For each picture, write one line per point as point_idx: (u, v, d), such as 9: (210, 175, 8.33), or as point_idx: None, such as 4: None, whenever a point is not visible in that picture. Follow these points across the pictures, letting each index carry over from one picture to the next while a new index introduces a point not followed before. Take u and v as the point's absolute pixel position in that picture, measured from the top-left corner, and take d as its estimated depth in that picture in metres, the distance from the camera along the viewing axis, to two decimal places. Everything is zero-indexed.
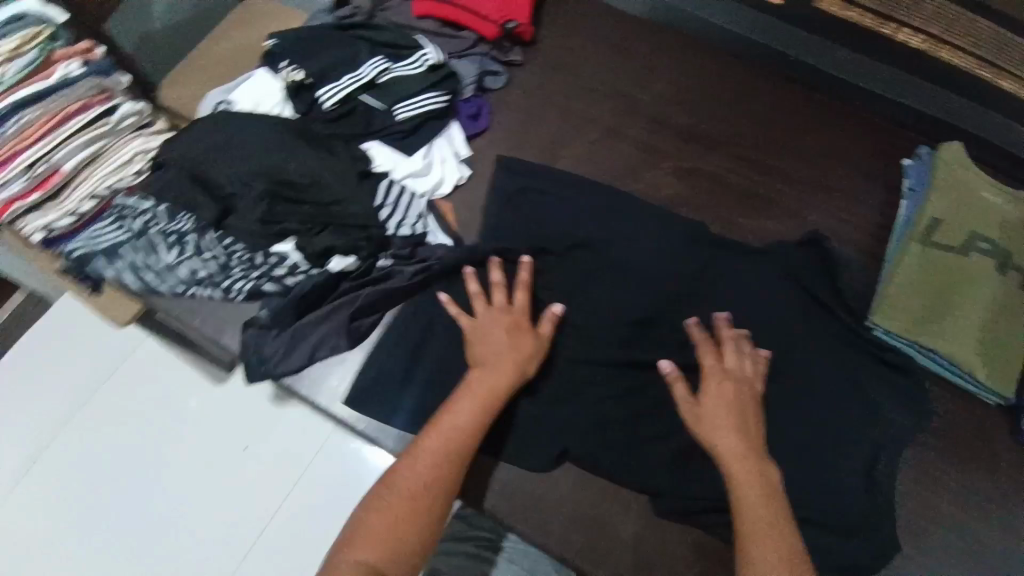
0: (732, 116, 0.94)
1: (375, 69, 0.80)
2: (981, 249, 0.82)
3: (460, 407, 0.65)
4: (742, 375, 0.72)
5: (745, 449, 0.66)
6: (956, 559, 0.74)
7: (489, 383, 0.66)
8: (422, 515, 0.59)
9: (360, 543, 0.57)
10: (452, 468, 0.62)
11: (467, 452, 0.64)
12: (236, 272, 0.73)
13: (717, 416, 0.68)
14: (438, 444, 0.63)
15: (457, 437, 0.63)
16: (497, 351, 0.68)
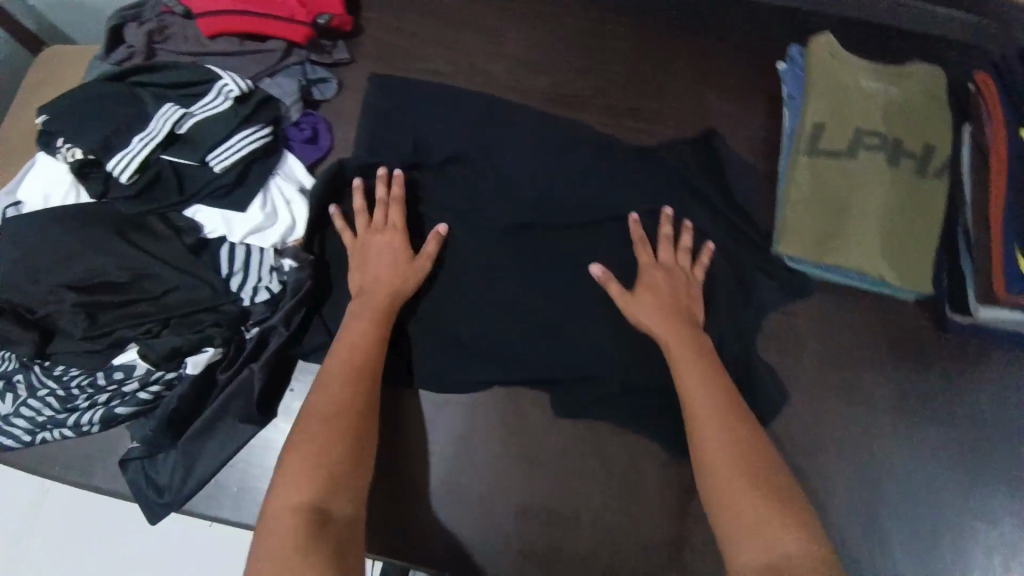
0: (589, 65, 0.86)
1: (167, 120, 0.69)
2: (867, 146, 0.76)
3: (352, 332, 0.65)
4: (674, 266, 0.73)
5: (673, 325, 0.68)
6: (914, 471, 0.71)
7: (377, 304, 0.67)
8: (350, 431, 0.58)
9: (291, 478, 0.53)
10: (365, 390, 0.61)
11: (374, 369, 0.63)
12: (80, 403, 0.64)
13: (654, 306, 0.69)
14: (343, 370, 0.62)
15: (356, 358, 0.63)
16: (380, 268, 0.70)
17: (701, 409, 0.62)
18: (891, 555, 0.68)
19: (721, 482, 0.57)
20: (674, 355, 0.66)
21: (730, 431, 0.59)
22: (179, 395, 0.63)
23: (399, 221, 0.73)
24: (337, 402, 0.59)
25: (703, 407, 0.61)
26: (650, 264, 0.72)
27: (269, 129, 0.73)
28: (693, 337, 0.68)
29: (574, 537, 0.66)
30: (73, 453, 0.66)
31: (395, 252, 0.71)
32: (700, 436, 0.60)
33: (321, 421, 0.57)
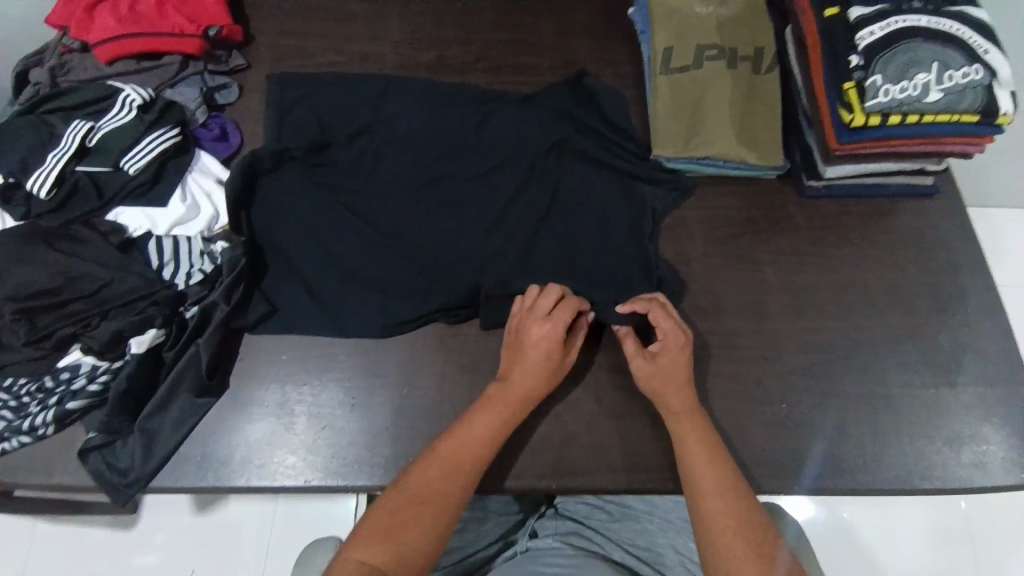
0: (465, 36, 0.96)
1: (76, 134, 0.74)
2: (715, 53, 0.87)
3: (482, 417, 0.66)
4: (680, 335, 0.71)
5: (683, 393, 0.69)
6: (814, 315, 0.80)
7: (520, 383, 0.68)
8: (431, 520, 0.60)
9: (360, 548, 0.58)
10: (472, 472, 0.64)
11: (489, 452, 0.65)
12: (35, 408, 0.67)
13: (671, 377, 0.70)
14: (461, 451, 0.64)
15: (482, 448, 0.65)
16: (535, 359, 0.68)
17: (702, 470, 0.64)
18: (803, 385, 0.76)
19: (709, 532, 0.61)
20: (678, 433, 0.67)
21: (717, 519, 0.61)
22: (128, 376, 0.66)
23: (563, 317, 0.70)
24: (445, 479, 0.62)
25: (701, 471, 0.64)
26: (670, 329, 0.71)
27: (177, 130, 0.78)
28: (691, 405, 0.68)
29: (524, 429, 0.73)
30: (32, 457, 0.68)
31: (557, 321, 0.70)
32: (692, 481, 0.64)
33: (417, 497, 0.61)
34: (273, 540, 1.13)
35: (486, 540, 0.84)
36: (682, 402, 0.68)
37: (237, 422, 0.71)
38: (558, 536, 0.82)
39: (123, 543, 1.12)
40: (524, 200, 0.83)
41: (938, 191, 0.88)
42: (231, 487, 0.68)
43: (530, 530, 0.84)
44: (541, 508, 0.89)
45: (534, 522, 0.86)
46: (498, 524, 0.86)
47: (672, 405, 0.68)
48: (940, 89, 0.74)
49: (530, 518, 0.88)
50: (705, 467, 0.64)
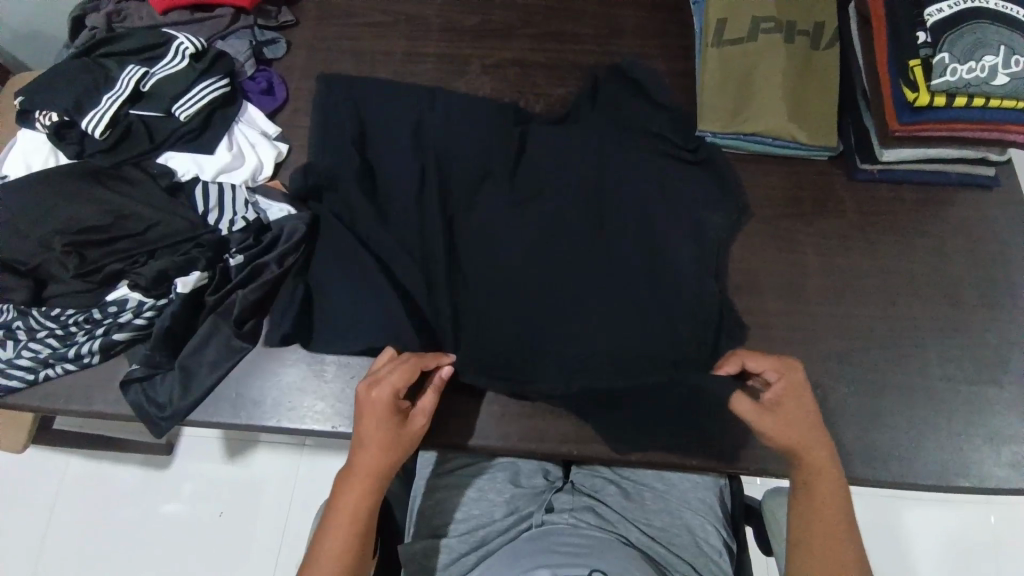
0: (512, 2, 0.95)
1: (132, 78, 0.77)
2: (770, 26, 0.84)
3: (339, 518, 0.63)
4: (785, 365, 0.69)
5: (807, 416, 0.67)
6: (854, 301, 0.77)
7: (371, 471, 0.64)
8: None
9: None
10: (353, 568, 0.62)
11: (365, 544, 0.64)
12: (81, 337, 0.70)
13: (799, 411, 0.67)
14: (336, 543, 0.62)
15: (349, 541, 0.62)
16: (374, 437, 0.64)
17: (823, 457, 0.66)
18: (839, 371, 0.74)
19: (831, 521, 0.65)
20: (799, 422, 0.66)
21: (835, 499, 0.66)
22: (170, 314, 0.68)
23: (395, 380, 0.65)
24: None
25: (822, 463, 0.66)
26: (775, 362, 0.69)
27: (226, 80, 0.80)
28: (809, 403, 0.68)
29: None
30: (76, 384, 0.71)
31: (392, 406, 0.65)
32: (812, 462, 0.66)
33: None
34: (293, 492, 1.17)
35: (500, 509, 0.84)
36: (809, 430, 0.66)
37: (271, 368, 0.72)
38: (576, 515, 0.82)
39: (154, 483, 1.17)
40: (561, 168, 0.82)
41: (999, 182, 0.84)
42: (262, 428, 0.71)
43: (548, 505, 0.83)
44: (558, 482, 0.88)
45: (552, 496, 0.85)
46: (515, 497, 0.85)
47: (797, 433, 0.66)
48: (1007, 73, 0.70)
49: (546, 492, 0.87)
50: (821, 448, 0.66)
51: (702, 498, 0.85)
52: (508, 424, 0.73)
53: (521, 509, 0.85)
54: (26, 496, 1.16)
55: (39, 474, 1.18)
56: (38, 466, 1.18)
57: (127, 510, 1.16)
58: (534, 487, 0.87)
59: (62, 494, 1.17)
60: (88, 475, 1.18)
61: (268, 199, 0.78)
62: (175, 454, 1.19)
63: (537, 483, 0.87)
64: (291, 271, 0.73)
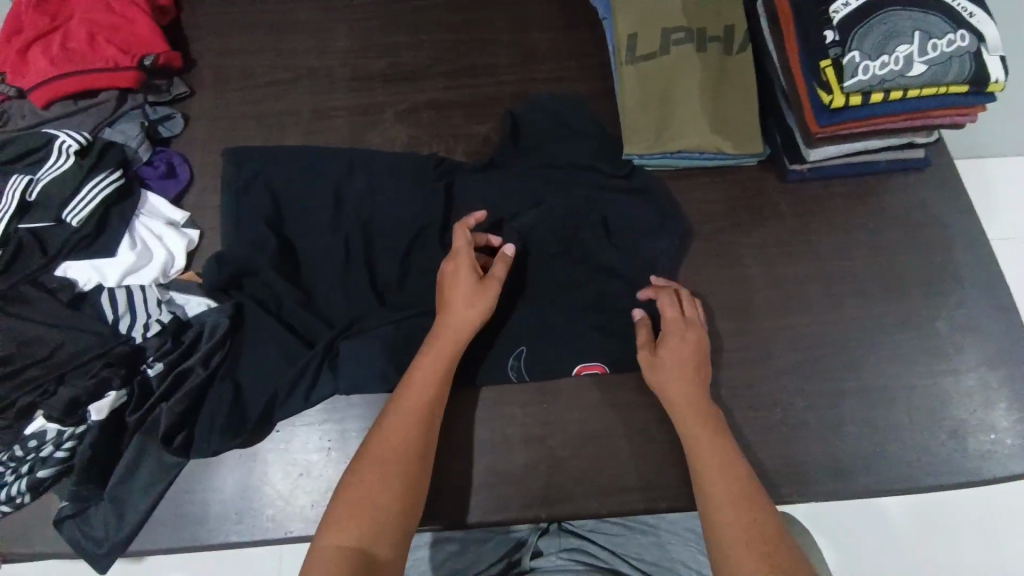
0: (419, 39, 0.91)
1: (16, 189, 0.72)
2: (680, 39, 0.82)
3: (422, 367, 0.64)
4: (682, 323, 0.69)
5: (715, 445, 0.63)
6: (802, 309, 0.76)
7: (458, 328, 0.66)
8: (398, 476, 0.58)
9: (335, 527, 0.55)
10: (432, 414, 0.63)
11: (442, 397, 0.64)
12: (7, 478, 0.65)
13: (676, 370, 0.67)
14: (401, 424, 0.61)
15: (427, 394, 0.63)
16: (459, 293, 0.67)
17: (710, 454, 0.62)
18: (797, 383, 0.73)
19: (713, 520, 0.59)
20: (678, 412, 0.66)
21: (723, 512, 0.59)
22: (88, 445, 0.64)
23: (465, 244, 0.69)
24: (400, 433, 0.60)
25: (708, 462, 0.62)
26: (675, 318, 0.69)
27: (119, 172, 0.75)
28: (696, 397, 0.66)
29: (509, 456, 0.70)
30: (8, 527, 0.67)
31: (468, 281, 0.67)
32: (698, 462, 0.63)
33: (379, 455, 0.59)
34: None
35: (486, 559, 0.81)
36: (690, 409, 0.65)
37: (214, 478, 0.68)
38: (564, 555, 0.80)
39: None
40: (491, 212, 0.79)
41: (929, 163, 0.84)
42: (209, 546, 0.66)
43: (535, 549, 0.81)
44: (543, 524, 0.86)
45: (537, 539, 0.83)
46: (500, 544, 0.83)
47: (714, 476, 0.61)
48: (922, 61, 0.69)
49: (531, 534, 0.84)
50: (705, 448, 0.63)
51: (691, 527, 0.84)
52: (473, 495, 0.69)
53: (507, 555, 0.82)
54: None
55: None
56: None
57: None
58: (518, 531, 0.85)
59: None
60: None
61: (181, 292, 0.73)
62: None
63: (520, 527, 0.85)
64: (218, 373, 0.69)
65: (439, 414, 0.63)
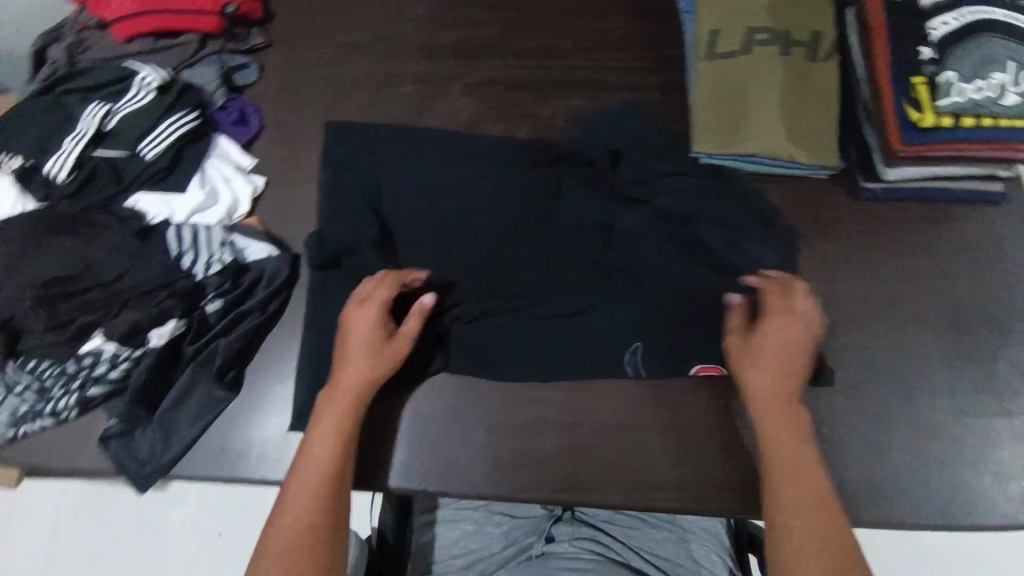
0: (494, 15, 0.90)
1: (95, 116, 0.74)
2: (762, 39, 0.79)
3: (322, 431, 0.62)
4: (791, 310, 0.67)
5: (797, 443, 0.61)
6: (856, 331, 0.74)
7: (359, 385, 0.64)
8: (314, 548, 0.56)
9: None
10: (341, 475, 0.61)
11: (348, 455, 0.62)
12: (57, 392, 0.69)
13: (772, 359, 0.65)
14: (307, 495, 0.59)
15: (329, 458, 0.61)
16: (354, 353, 0.65)
17: (789, 452, 0.60)
18: (842, 405, 0.71)
19: (779, 516, 0.57)
20: (763, 402, 0.64)
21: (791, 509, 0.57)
22: (146, 368, 0.67)
23: (383, 295, 0.68)
24: (307, 504, 0.58)
25: (784, 459, 0.60)
26: (776, 304, 0.68)
27: (194, 113, 0.77)
28: (792, 392, 0.64)
29: (542, 437, 0.71)
30: (52, 439, 0.70)
31: (354, 353, 0.65)
32: (772, 456, 0.61)
33: (290, 530, 0.57)
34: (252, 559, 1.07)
35: (497, 542, 0.84)
36: (778, 401, 0.63)
37: (257, 418, 0.70)
38: (576, 543, 0.79)
39: (149, 525, 1.09)
40: (549, 196, 0.79)
41: (1008, 198, 0.80)
42: (246, 480, 0.68)
43: (548, 535, 0.81)
44: (558, 512, 0.86)
45: (551, 526, 0.83)
46: (515, 528, 0.85)
47: (788, 465, 0.60)
48: (1016, 91, 0.67)
49: (546, 521, 0.85)
50: (784, 443, 0.61)
51: (705, 527, 0.85)
52: (502, 470, 0.70)
53: (520, 539, 0.84)
54: None
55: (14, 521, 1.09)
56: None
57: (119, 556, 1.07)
58: (533, 516, 0.86)
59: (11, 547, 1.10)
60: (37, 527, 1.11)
61: (244, 236, 0.75)
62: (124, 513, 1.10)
63: (535, 513, 0.86)
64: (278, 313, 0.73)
65: (346, 476, 0.61)
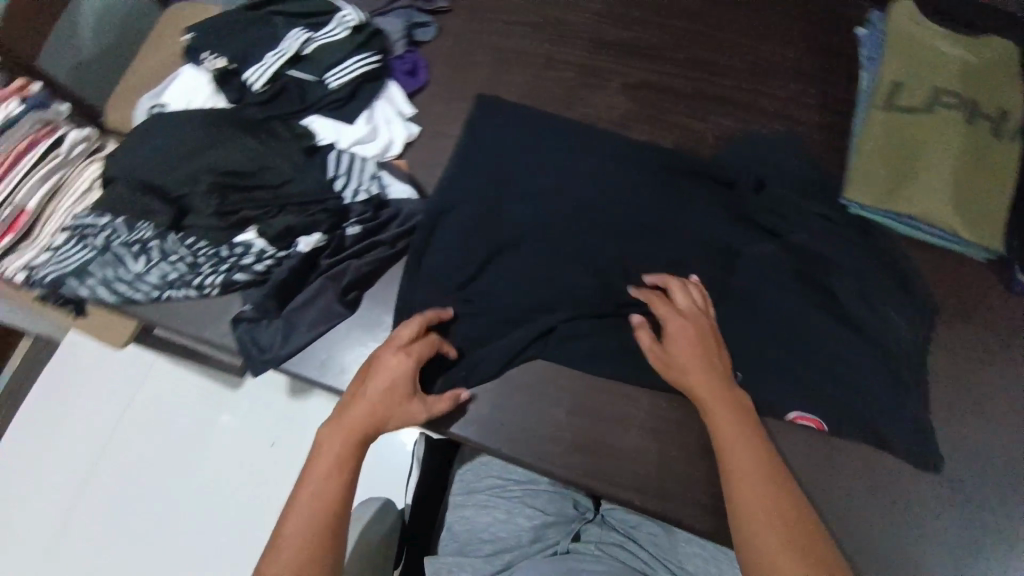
0: (668, 24, 0.91)
1: (297, 41, 0.82)
2: (946, 103, 0.76)
3: (321, 469, 0.60)
4: (694, 310, 0.68)
5: (744, 434, 0.59)
6: (976, 425, 0.70)
7: (364, 428, 0.62)
8: None
9: None
10: (332, 521, 0.57)
11: (344, 497, 0.59)
12: (206, 269, 0.76)
13: (686, 352, 0.65)
14: (296, 542, 0.55)
15: (324, 500, 0.58)
16: (370, 397, 0.64)
17: (734, 447, 0.59)
18: (942, 495, 0.67)
19: (747, 525, 0.54)
20: (702, 395, 0.63)
21: (756, 513, 0.54)
22: (290, 267, 0.74)
23: (417, 348, 0.67)
24: (295, 554, 0.55)
25: (735, 458, 0.58)
26: (670, 312, 0.68)
27: (378, 57, 0.83)
28: (720, 378, 0.64)
29: (621, 436, 0.71)
30: (191, 309, 0.78)
31: (367, 397, 0.64)
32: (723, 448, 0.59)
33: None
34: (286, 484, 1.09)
35: (526, 534, 0.79)
36: (711, 384, 0.63)
37: (366, 339, 0.75)
38: (604, 547, 0.77)
39: (209, 415, 1.13)
40: (682, 206, 0.78)
41: None
42: (341, 393, 0.74)
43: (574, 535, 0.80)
44: (588, 514, 0.84)
45: (578, 529, 0.81)
46: (544, 526, 0.81)
47: (731, 456, 0.58)
48: None
49: (575, 522, 0.83)
50: (733, 436, 0.59)
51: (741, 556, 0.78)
52: (576, 454, 0.70)
53: (547, 537, 0.80)
54: (51, 396, 1.17)
55: (97, 377, 1.17)
56: (76, 358, 1.19)
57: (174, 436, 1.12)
58: (563, 515, 0.83)
59: (76, 408, 1.16)
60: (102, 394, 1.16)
61: (391, 175, 0.81)
62: (182, 403, 1.14)
63: (566, 512, 0.83)
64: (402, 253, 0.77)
65: (340, 521, 0.58)
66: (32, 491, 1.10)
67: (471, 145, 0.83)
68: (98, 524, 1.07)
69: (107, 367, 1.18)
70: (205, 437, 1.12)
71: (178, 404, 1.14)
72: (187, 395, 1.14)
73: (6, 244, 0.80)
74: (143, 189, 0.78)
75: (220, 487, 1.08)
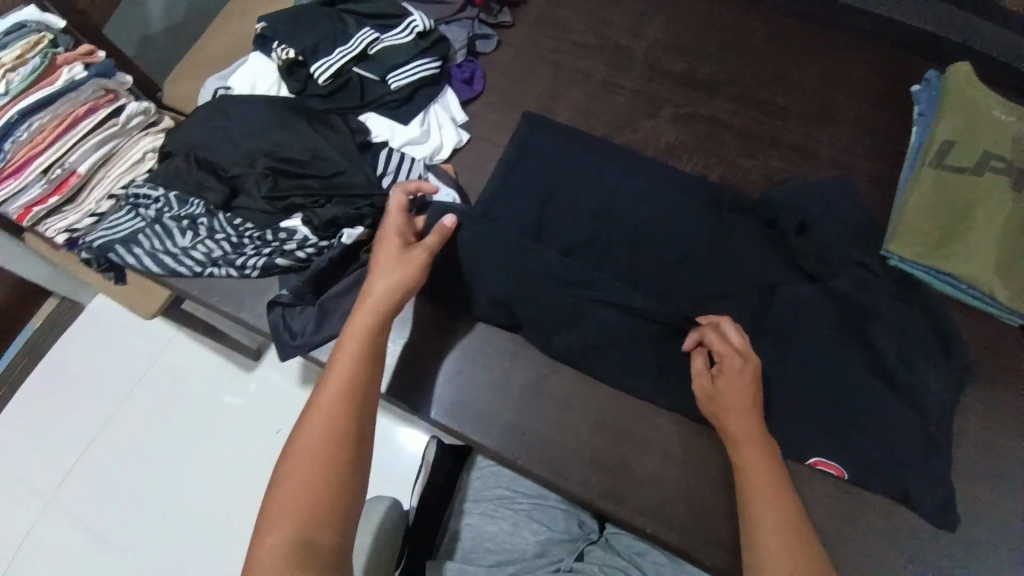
0: (723, 60, 0.93)
1: (364, 40, 0.84)
2: (997, 167, 0.76)
3: (343, 351, 0.60)
4: (751, 356, 0.66)
5: (774, 480, 0.59)
6: (1003, 492, 0.68)
7: (379, 309, 0.63)
8: (331, 466, 0.53)
9: (274, 522, 0.51)
10: (361, 394, 0.58)
11: (370, 374, 0.60)
12: (249, 250, 0.78)
13: (733, 399, 0.64)
14: (328, 410, 0.56)
15: (351, 374, 0.59)
16: (379, 283, 0.64)
17: (761, 491, 0.58)
18: (962, 561, 0.65)
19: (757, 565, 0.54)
20: (738, 436, 0.63)
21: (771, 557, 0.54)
22: (331, 257, 0.75)
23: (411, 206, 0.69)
24: (326, 420, 0.56)
25: (760, 501, 0.58)
26: (730, 349, 0.66)
27: (438, 63, 0.86)
28: (761, 430, 0.63)
29: (640, 461, 0.71)
30: (231, 287, 0.80)
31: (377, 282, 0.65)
32: (748, 490, 0.59)
33: (307, 446, 0.54)
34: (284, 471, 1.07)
35: (531, 548, 0.80)
36: (751, 430, 0.63)
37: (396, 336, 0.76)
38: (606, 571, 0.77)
39: (220, 391, 1.14)
40: (721, 239, 0.79)
41: None
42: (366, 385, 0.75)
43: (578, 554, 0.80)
44: (594, 534, 0.84)
45: (583, 548, 0.81)
46: (549, 540, 0.81)
47: (753, 474, 0.60)
48: None
49: (579, 540, 0.83)
50: (761, 481, 0.59)
51: None
52: (593, 473, 0.70)
53: (551, 552, 0.80)
54: (73, 354, 1.19)
55: (120, 342, 1.19)
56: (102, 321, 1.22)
57: (187, 409, 1.13)
58: (569, 532, 0.83)
59: (95, 368, 1.18)
60: (123, 359, 1.18)
61: (438, 178, 0.82)
62: (198, 376, 1.15)
63: (571, 530, 0.83)
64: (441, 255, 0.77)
65: (367, 393, 0.59)
66: (44, 446, 1.12)
67: (520, 158, 0.85)
68: (104, 486, 1.08)
69: (131, 332, 1.20)
70: (218, 413, 1.12)
71: (194, 377, 1.15)
72: (203, 368, 1.16)
73: (51, 204, 0.80)
74: (199, 166, 0.81)
75: (225, 464, 1.08)
